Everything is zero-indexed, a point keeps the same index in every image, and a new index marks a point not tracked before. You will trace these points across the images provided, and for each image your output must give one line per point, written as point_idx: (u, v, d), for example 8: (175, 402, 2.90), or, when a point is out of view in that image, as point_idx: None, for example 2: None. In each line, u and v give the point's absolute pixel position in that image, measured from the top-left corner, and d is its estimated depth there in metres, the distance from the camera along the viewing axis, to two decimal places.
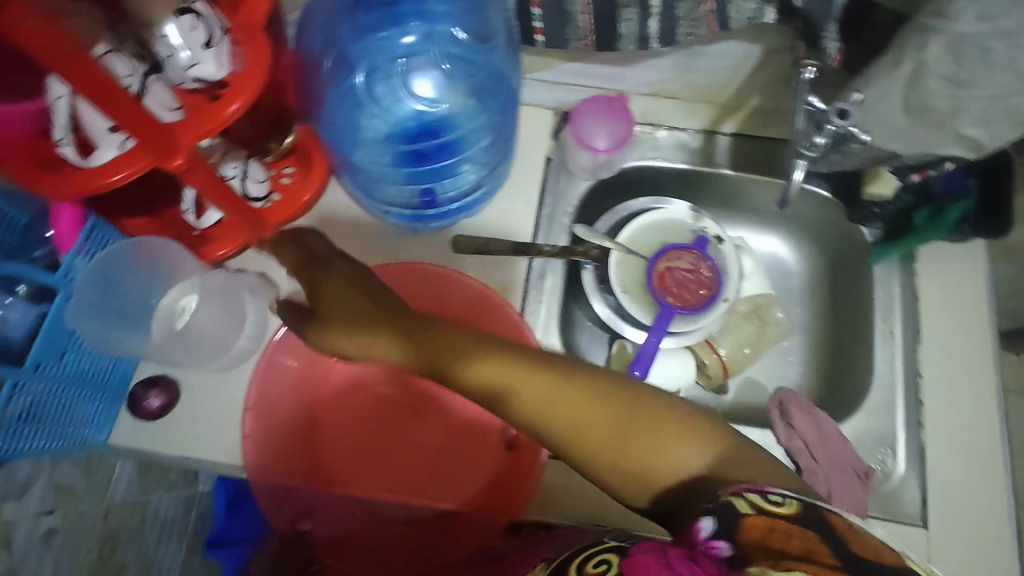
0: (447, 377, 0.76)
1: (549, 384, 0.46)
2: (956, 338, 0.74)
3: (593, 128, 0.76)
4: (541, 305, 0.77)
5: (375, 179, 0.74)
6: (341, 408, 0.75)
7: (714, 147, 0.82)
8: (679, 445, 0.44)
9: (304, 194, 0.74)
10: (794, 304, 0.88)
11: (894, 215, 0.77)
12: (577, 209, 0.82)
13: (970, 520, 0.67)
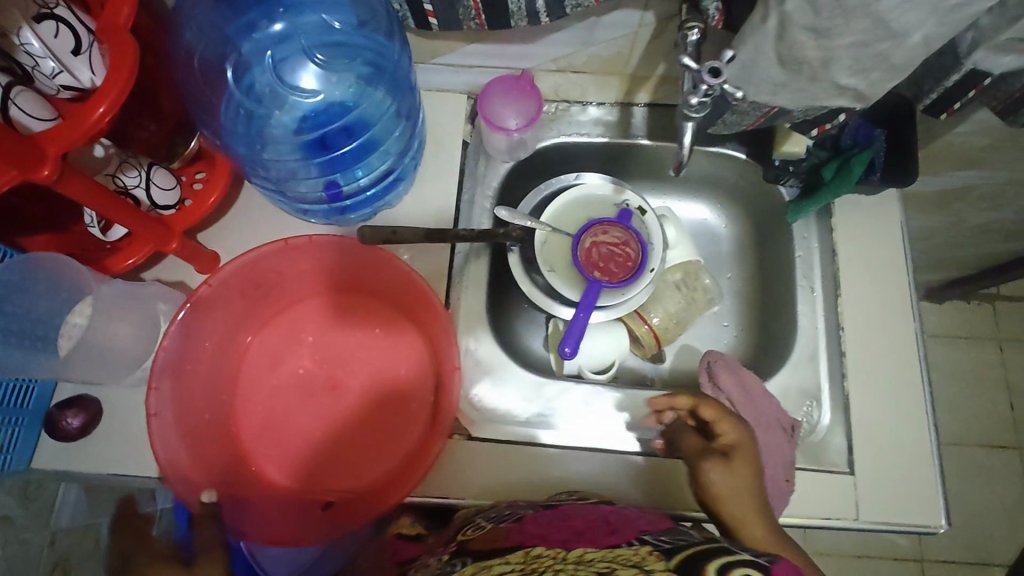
0: (366, 351, 0.75)
1: (729, 458, 0.62)
2: (874, 287, 0.76)
3: (502, 108, 0.76)
4: (466, 290, 0.78)
5: (285, 175, 0.72)
6: (257, 390, 0.73)
7: (630, 119, 0.83)
8: (763, 532, 0.58)
9: (212, 196, 0.72)
10: (723, 268, 0.90)
11: (808, 172, 0.78)
12: (497, 191, 0.83)
13: (894, 463, 0.69)
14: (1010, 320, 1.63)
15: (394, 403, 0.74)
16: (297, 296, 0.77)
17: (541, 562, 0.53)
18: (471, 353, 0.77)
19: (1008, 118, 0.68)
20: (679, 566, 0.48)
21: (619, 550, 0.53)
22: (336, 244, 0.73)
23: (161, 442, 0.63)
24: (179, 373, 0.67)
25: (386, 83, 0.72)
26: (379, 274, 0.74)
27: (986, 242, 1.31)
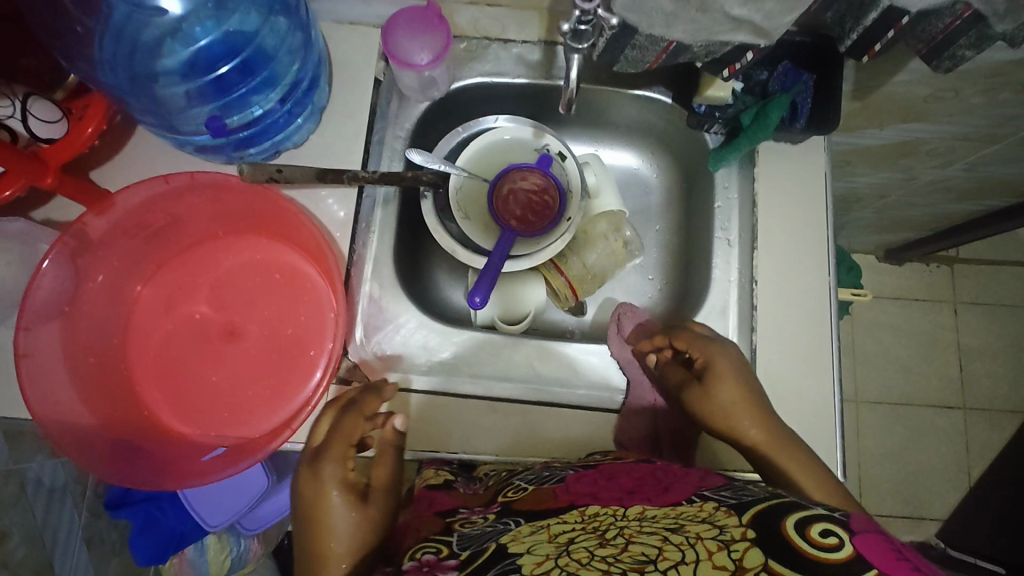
0: (264, 299, 0.76)
1: (743, 398, 0.66)
2: (791, 239, 0.74)
3: (406, 43, 0.72)
4: (372, 237, 0.76)
5: (168, 107, 0.68)
6: (154, 334, 0.75)
7: (554, 58, 0.79)
8: (804, 478, 0.62)
9: (89, 126, 0.68)
10: (651, 222, 0.88)
11: (732, 119, 0.75)
12: (410, 134, 0.80)
13: (793, 414, 0.69)
14: (965, 281, 1.63)
15: (288, 351, 0.75)
16: (199, 240, 0.78)
17: (600, 519, 0.54)
18: (375, 301, 0.76)
19: (932, 66, 0.63)
20: (753, 522, 0.48)
21: (682, 507, 0.54)
22: (224, 183, 0.71)
23: (35, 382, 0.65)
24: (62, 315, 0.69)
25: (275, 7, 0.68)
26: (275, 219, 0.74)
27: (939, 201, 1.29)
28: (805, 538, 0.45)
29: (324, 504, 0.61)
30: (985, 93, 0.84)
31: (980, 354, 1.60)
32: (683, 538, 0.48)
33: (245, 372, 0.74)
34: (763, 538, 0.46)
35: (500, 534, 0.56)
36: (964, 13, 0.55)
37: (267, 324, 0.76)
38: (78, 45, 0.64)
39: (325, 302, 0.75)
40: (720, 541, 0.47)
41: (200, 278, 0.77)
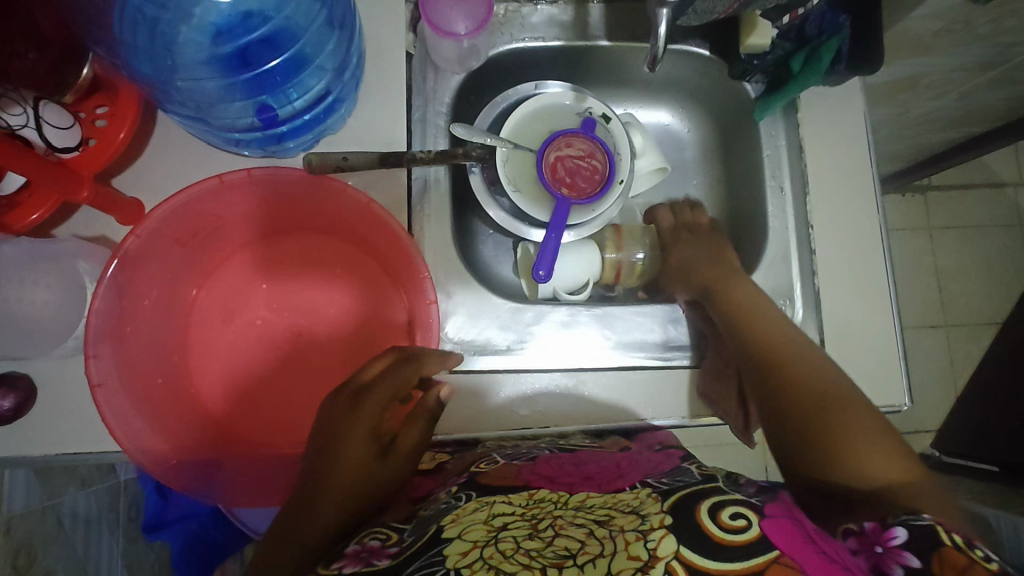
0: (320, 298, 0.82)
1: (762, 323, 0.70)
2: (839, 180, 0.76)
3: (447, 12, 0.71)
4: (428, 224, 0.75)
5: (207, 100, 0.64)
6: (216, 341, 0.79)
7: (588, 18, 0.78)
8: (831, 415, 0.60)
9: (120, 134, 0.66)
10: (688, 179, 0.90)
11: (774, 66, 0.75)
12: (451, 107, 0.77)
13: (862, 350, 0.72)
14: (942, 209, 1.64)
15: (349, 347, 0.81)
16: (243, 245, 0.81)
17: (541, 508, 0.55)
18: (442, 289, 0.75)
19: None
20: (671, 508, 0.52)
21: (620, 496, 0.58)
22: (274, 174, 0.69)
23: (112, 408, 0.65)
24: (120, 335, 0.69)
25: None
26: (318, 218, 0.77)
27: (931, 131, 1.34)
28: (716, 523, 0.49)
29: (347, 438, 0.60)
30: (993, 23, 0.86)
31: (964, 275, 1.63)
32: (607, 531, 0.51)
33: (310, 369, 0.80)
34: (680, 528, 0.49)
35: (442, 515, 0.56)
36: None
37: (321, 318, 0.81)
38: (108, 32, 0.62)
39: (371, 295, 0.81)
40: (641, 531, 0.49)
41: (250, 283, 0.81)
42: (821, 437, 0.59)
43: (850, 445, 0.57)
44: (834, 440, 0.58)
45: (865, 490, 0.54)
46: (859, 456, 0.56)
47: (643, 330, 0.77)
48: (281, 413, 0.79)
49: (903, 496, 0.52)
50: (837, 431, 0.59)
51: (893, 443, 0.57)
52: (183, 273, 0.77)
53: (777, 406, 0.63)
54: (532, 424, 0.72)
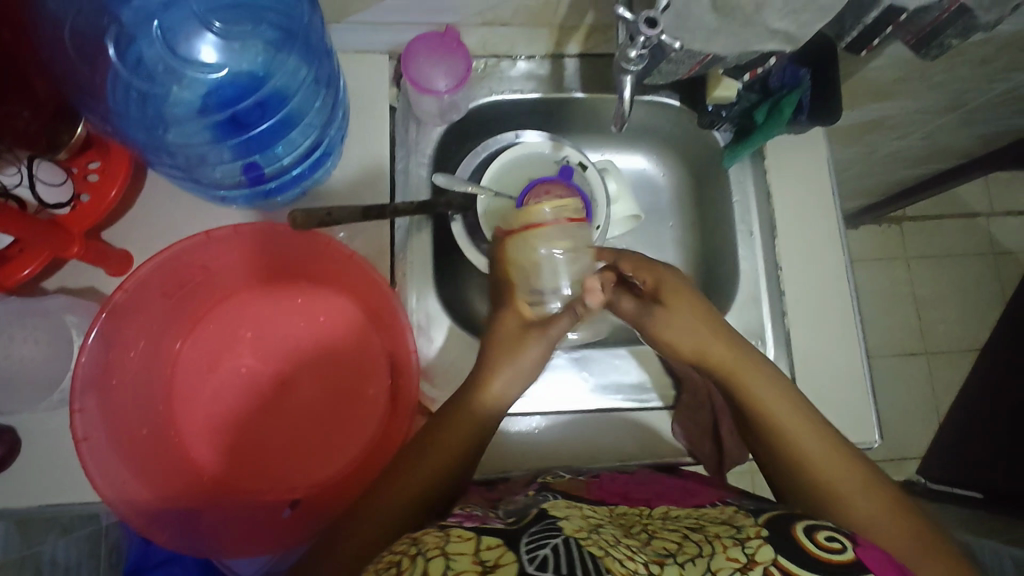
0: (315, 335, 0.67)
1: (741, 367, 0.60)
2: (804, 243, 0.76)
3: (427, 67, 0.68)
4: (408, 270, 0.70)
5: (199, 160, 0.61)
6: (199, 397, 0.65)
7: (562, 72, 0.77)
8: (846, 486, 0.55)
9: (112, 190, 0.61)
10: (666, 222, 0.87)
11: (741, 116, 0.77)
12: (433, 159, 0.75)
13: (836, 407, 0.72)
14: (917, 238, 1.58)
15: (348, 388, 0.67)
16: (229, 292, 0.67)
17: (626, 518, 0.53)
18: (423, 332, 0.70)
19: (920, 52, 0.70)
20: (767, 523, 0.49)
21: (705, 510, 0.55)
22: (266, 233, 0.62)
23: (99, 467, 0.55)
24: (100, 388, 0.58)
25: (293, 44, 0.60)
26: (320, 263, 0.65)
27: (895, 169, 1.30)
28: (812, 541, 0.46)
29: (433, 444, 0.57)
30: (947, 71, 0.87)
31: (938, 262, 1.57)
32: (702, 536, 0.49)
33: (310, 420, 0.66)
34: (776, 538, 0.46)
35: (534, 505, 0.53)
36: (952, 7, 0.60)
37: (320, 375, 0.67)
38: (101, 98, 0.57)
39: (369, 327, 0.67)
40: (736, 539, 0.47)
41: (238, 319, 0.67)
42: (816, 492, 0.55)
43: (857, 511, 0.54)
44: (824, 509, 0.55)
45: (869, 556, 0.52)
46: (852, 515, 0.54)
47: (620, 375, 0.74)
48: (278, 476, 0.64)
49: (906, 558, 0.51)
50: (833, 487, 0.55)
51: (881, 504, 0.54)
52: (165, 318, 0.64)
53: (792, 490, 0.57)
54: (511, 466, 0.68)
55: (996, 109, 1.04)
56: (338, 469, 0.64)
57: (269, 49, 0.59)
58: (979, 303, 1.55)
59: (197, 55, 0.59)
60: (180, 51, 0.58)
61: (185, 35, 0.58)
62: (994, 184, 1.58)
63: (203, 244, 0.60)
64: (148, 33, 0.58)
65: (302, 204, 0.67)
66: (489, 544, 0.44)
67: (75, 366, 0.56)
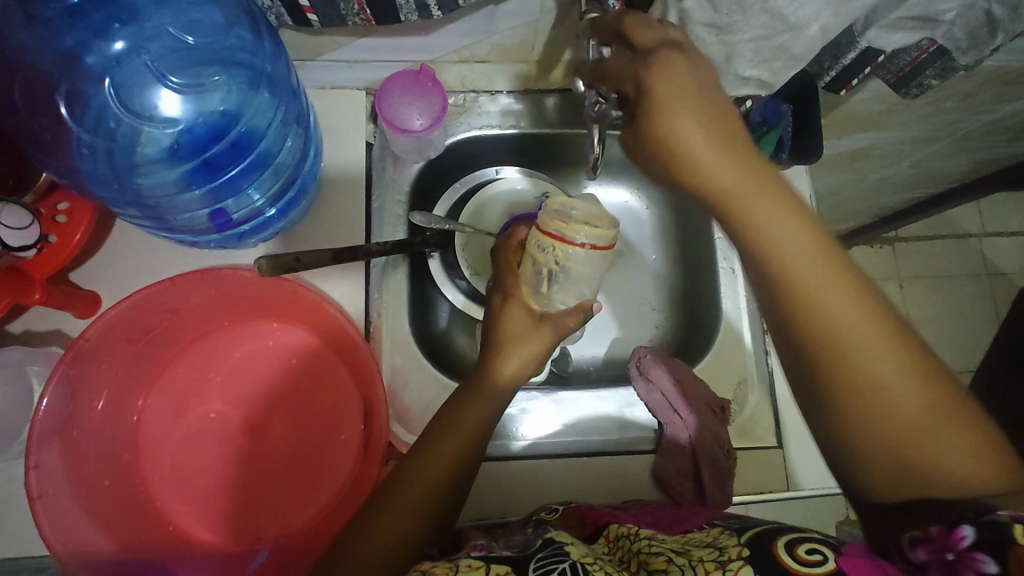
0: (286, 379, 0.66)
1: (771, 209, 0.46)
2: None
3: (402, 107, 0.67)
4: (385, 312, 0.70)
5: (165, 207, 0.59)
6: (166, 443, 0.63)
7: (541, 107, 0.76)
8: (894, 367, 0.43)
9: (77, 233, 0.60)
10: (650, 256, 0.86)
11: None
12: (410, 196, 0.74)
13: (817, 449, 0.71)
14: (910, 261, 1.56)
15: (323, 433, 0.65)
16: (199, 335, 0.66)
17: (620, 547, 0.53)
18: (399, 373, 0.68)
19: (901, 91, 0.70)
20: (750, 542, 0.47)
21: (692, 534, 0.53)
22: (234, 276, 0.61)
23: (55, 521, 0.54)
24: (63, 437, 0.57)
25: (259, 83, 0.58)
26: (286, 302, 0.64)
27: (886, 194, 1.29)
28: (790, 556, 0.44)
29: (436, 451, 0.55)
30: (932, 104, 0.86)
31: (931, 285, 1.56)
32: (686, 560, 0.47)
33: (279, 467, 0.64)
34: (758, 559, 0.44)
35: (536, 537, 0.53)
36: (930, 48, 0.61)
37: (289, 415, 0.65)
38: (62, 157, 0.54)
39: (342, 371, 0.65)
40: (719, 561, 0.45)
41: (208, 365, 0.66)
42: (833, 365, 0.44)
43: (889, 391, 0.43)
44: (851, 356, 0.44)
45: (892, 460, 0.43)
46: (894, 401, 0.43)
47: (598, 415, 0.73)
48: (245, 524, 0.62)
49: (933, 433, 0.42)
50: (858, 346, 0.44)
51: (931, 396, 0.43)
52: (133, 364, 0.63)
53: (797, 336, 0.46)
54: (488, 512, 0.67)
55: (983, 138, 1.04)
56: (310, 518, 0.62)
57: (238, 89, 0.58)
58: (972, 326, 1.54)
59: (161, 103, 0.58)
60: (139, 106, 0.57)
61: (143, 88, 0.57)
62: (985, 207, 1.58)
63: (172, 290, 0.60)
64: (99, 89, 0.56)
65: (276, 248, 0.66)
66: (497, 569, 0.46)
67: (32, 419, 0.54)
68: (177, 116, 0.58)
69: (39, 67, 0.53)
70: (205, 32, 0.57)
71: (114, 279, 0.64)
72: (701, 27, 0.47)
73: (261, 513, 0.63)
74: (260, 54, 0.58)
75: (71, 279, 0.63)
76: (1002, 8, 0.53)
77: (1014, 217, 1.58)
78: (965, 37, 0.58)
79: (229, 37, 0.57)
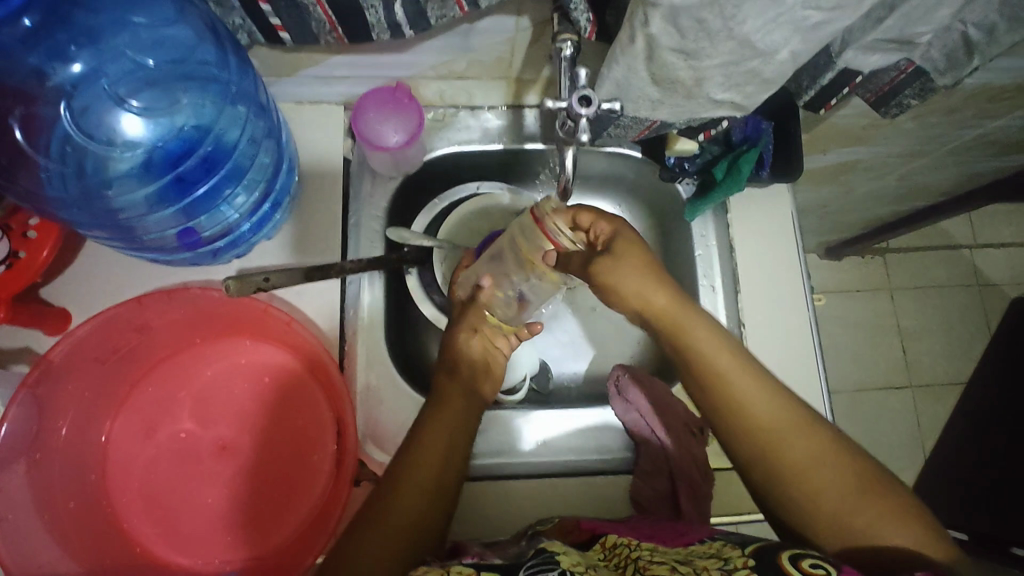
0: (257, 398, 0.65)
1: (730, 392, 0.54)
2: (772, 299, 0.75)
3: (377, 125, 0.67)
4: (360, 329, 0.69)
5: (136, 227, 0.58)
6: (134, 465, 0.62)
7: (522, 123, 0.74)
8: (835, 484, 0.50)
9: (45, 251, 0.59)
10: None
11: (703, 170, 0.75)
12: (388, 212, 0.73)
13: None
14: (901, 271, 1.56)
15: (295, 453, 0.64)
16: (169, 354, 0.65)
17: (616, 553, 0.52)
18: (373, 392, 0.68)
19: (880, 110, 0.70)
20: (754, 553, 0.47)
21: (693, 546, 0.52)
22: (203, 296, 0.60)
23: None
24: (29, 459, 0.57)
25: (229, 99, 0.58)
26: (256, 320, 0.63)
27: (876, 206, 1.28)
28: (795, 568, 0.44)
29: (416, 465, 0.57)
30: (917, 119, 0.86)
31: (922, 296, 1.55)
32: (689, 569, 0.47)
33: (250, 488, 0.63)
34: (764, 568, 0.45)
35: (528, 549, 0.53)
36: (908, 68, 0.60)
37: (260, 434, 0.64)
38: (25, 180, 0.54)
39: (314, 389, 0.65)
40: (724, 569, 0.46)
41: (178, 385, 0.65)
42: (773, 458, 0.52)
43: (826, 489, 0.50)
44: (777, 444, 0.52)
45: (840, 531, 0.49)
46: (824, 492, 0.50)
47: (576, 433, 0.72)
48: (214, 546, 0.62)
49: (881, 533, 0.48)
50: (794, 456, 0.52)
51: (861, 491, 0.50)
52: (102, 384, 0.62)
53: (744, 448, 0.54)
54: (464, 533, 0.66)
55: (971, 153, 1.03)
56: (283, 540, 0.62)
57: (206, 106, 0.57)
58: (963, 337, 1.54)
59: (128, 124, 0.57)
60: (103, 127, 0.57)
61: (105, 110, 0.56)
62: (976, 218, 1.57)
63: (141, 309, 0.59)
64: (57, 112, 0.55)
65: (249, 266, 0.65)
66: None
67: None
68: (141, 135, 0.57)
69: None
70: (168, 48, 0.57)
71: (84, 297, 0.63)
72: (668, 52, 0.44)
73: (230, 535, 0.62)
74: (227, 69, 0.57)
75: (42, 296, 0.62)
76: (978, 31, 0.54)
77: (1005, 227, 1.58)
78: (942, 57, 0.57)
79: (195, 54, 0.57)
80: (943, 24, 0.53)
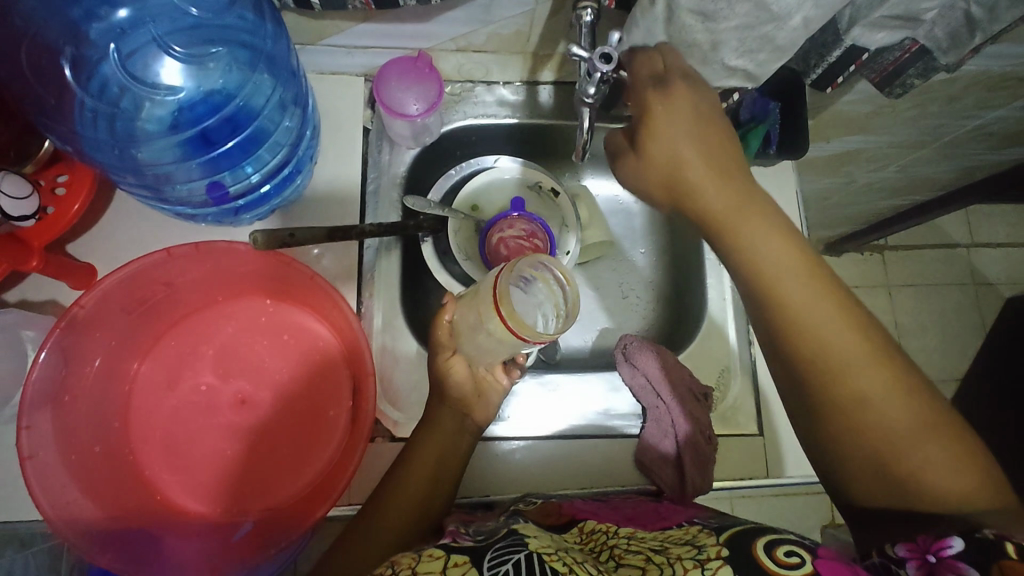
0: (277, 355, 0.67)
1: (815, 297, 0.49)
2: None
3: (398, 94, 0.68)
4: (374, 297, 0.71)
5: (165, 181, 0.60)
6: (156, 414, 0.64)
7: (537, 99, 0.77)
8: (895, 413, 0.47)
9: (76, 203, 0.61)
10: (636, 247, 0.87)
11: None
12: (406, 180, 0.75)
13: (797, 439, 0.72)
14: (897, 268, 1.58)
15: (305, 403, 0.66)
16: (193, 308, 0.67)
17: (594, 540, 0.54)
18: (388, 353, 0.70)
19: (885, 90, 0.72)
20: (729, 541, 0.49)
21: (670, 532, 0.54)
22: (228, 250, 0.62)
23: (44, 484, 0.55)
24: (59, 402, 0.59)
25: (260, 62, 0.60)
26: (280, 278, 0.65)
27: (874, 199, 1.31)
28: (771, 558, 0.45)
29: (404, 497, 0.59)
30: (918, 108, 0.88)
31: (917, 292, 1.57)
32: (665, 557, 0.48)
33: (256, 434, 0.65)
34: (737, 559, 0.46)
35: (498, 530, 0.54)
36: (912, 48, 0.62)
37: (279, 390, 0.66)
38: (65, 121, 0.56)
39: (331, 347, 0.67)
40: (698, 559, 0.46)
41: (202, 340, 0.67)
42: (820, 365, 0.48)
43: (884, 425, 0.47)
44: (836, 370, 0.48)
45: (880, 447, 0.47)
46: (888, 423, 0.47)
47: (582, 402, 0.74)
48: (219, 487, 0.63)
49: (920, 469, 0.46)
50: (844, 368, 0.48)
51: (916, 417, 0.47)
52: (128, 333, 0.64)
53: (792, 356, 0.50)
54: (473, 492, 0.68)
55: (969, 145, 1.06)
56: (291, 486, 0.64)
57: (239, 67, 0.60)
58: (957, 333, 1.56)
59: (161, 79, 0.59)
60: (142, 75, 0.59)
61: (147, 59, 0.58)
62: (972, 218, 1.60)
63: (171, 262, 0.61)
64: (104, 58, 0.57)
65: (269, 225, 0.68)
66: (455, 561, 0.47)
67: (26, 382, 0.56)
68: (177, 91, 0.60)
69: (46, 36, 0.54)
70: (207, 8, 0.59)
71: (112, 251, 0.65)
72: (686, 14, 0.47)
73: (238, 478, 0.64)
74: (261, 33, 0.59)
75: (69, 250, 0.64)
76: (980, 8, 0.55)
77: (1000, 228, 1.61)
78: (945, 36, 0.59)
79: (229, 14, 0.58)
80: (947, 0, 0.55)
